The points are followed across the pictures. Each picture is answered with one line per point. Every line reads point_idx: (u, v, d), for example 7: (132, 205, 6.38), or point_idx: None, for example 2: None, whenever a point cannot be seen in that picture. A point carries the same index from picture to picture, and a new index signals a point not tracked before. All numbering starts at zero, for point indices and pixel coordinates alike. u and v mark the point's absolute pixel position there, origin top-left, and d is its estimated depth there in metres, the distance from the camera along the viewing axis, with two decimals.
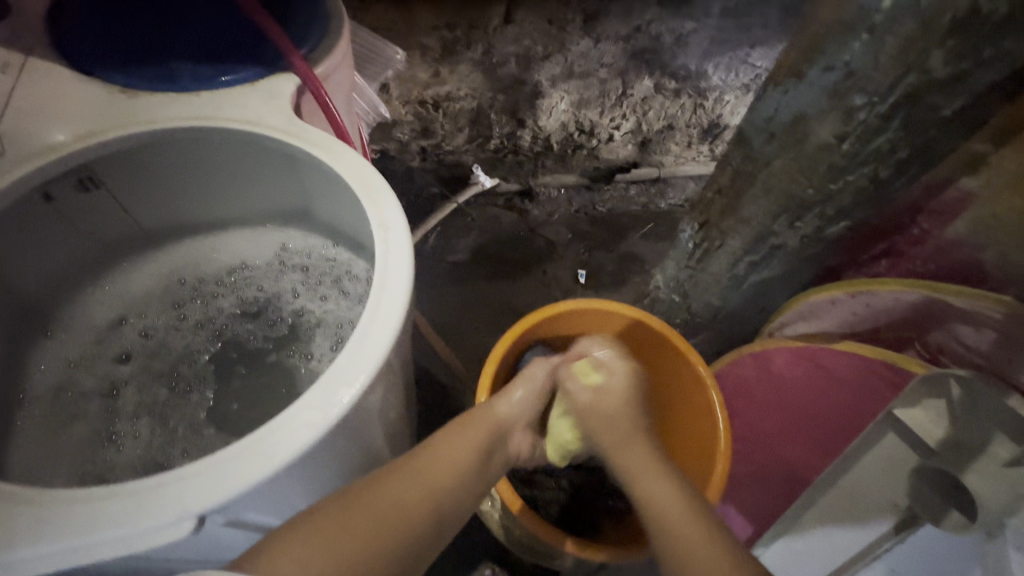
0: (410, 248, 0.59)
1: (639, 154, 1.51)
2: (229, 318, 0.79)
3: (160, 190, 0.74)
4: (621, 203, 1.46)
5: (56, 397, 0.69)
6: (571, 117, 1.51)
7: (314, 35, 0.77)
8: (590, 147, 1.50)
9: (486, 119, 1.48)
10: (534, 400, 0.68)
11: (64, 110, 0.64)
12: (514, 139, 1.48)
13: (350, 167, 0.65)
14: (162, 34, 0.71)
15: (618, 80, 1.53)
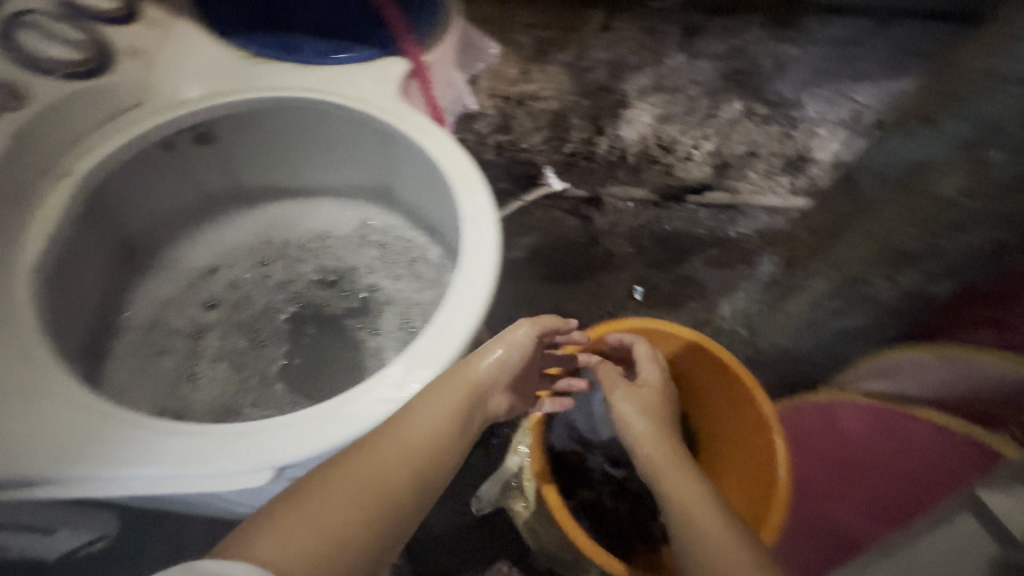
0: (497, 244, 0.59)
1: (715, 177, 1.42)
2: (309, 283, 0.84)
3: (264, 153, 0.78)
4: (688, 226, 1.37)
5: (149, 331, 0.75)
6: (650, 132, 1.46)
7: (427, 24, 0.79)
8: (665, 163, 1.43)
9: (566, 122, 1.46)
10: (514, 359, 0.62)
11: (191, 66, 0.65)
12: (590, 147, 1.44)
13: (448, 157, 0.66)
14: (289, 5, 0.75)
15: (705, 100, 1.49)
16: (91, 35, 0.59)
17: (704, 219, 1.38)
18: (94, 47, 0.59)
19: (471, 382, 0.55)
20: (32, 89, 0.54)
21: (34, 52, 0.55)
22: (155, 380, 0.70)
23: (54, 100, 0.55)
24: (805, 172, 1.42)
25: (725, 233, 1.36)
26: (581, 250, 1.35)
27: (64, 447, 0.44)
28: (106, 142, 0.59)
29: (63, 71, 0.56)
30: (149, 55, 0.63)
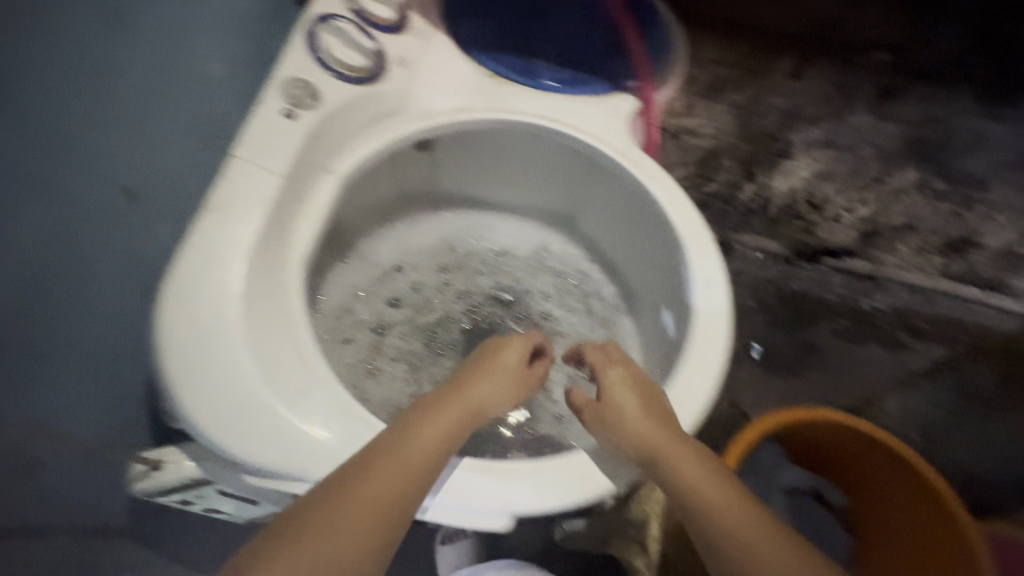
0: (727, 320, 0.58)
1: (862, 245, 1.16)
2: (484, 297, 0.86)
3: (475, 167, 0.79)
4: (819, 287, 1.17)
5: (337, 318, 0.75)
6: (804, 185, 1.15)
7: (660, 59, 0.76)
8: (809, 221, 1.17)
9: (716, 163, 1.16)
10: (505, 385, 0.53)
11: (442, 81, 0.67)
12: (729, 191, 1.18)
13: (680, 212, 0.65)
14: (530, 26, 0.74)
15: (887, 167, 1.11)
16: (376, 44, 0.62)
17: (841, 285, 1.17)
18: (377, 56, 0.62)
19: (470, 409, 0.50)
20: (322, 89, 0.57)
21: (330, 56, 0.58)
22: (342, 370, 0.72)
23: (340, 103, 0.58)
24: (964, 257, 1.12)
25: (861, 307, 1.16)
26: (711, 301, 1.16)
27: (326, 453, 0.45)
28: (364, 146, 0.60)
29: (353, 75, 0.59)
30: (413, 67, 0.65)
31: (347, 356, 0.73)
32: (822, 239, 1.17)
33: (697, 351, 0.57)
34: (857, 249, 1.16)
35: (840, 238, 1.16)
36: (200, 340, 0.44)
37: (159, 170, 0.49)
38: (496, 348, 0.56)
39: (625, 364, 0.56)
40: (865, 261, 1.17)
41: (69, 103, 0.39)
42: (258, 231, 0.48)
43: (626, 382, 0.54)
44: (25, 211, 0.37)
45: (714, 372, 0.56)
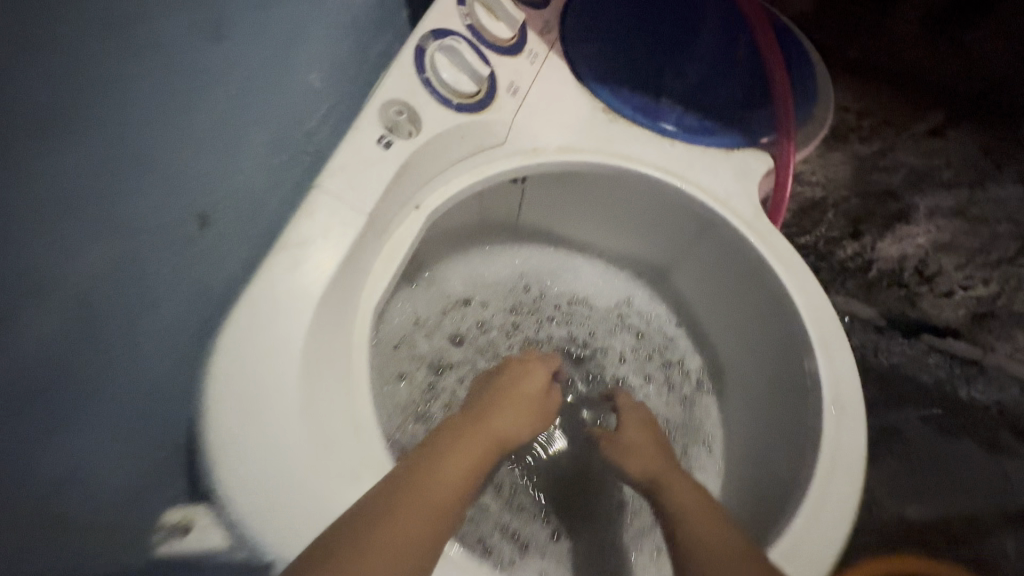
0: (862, 458, 0.48)
1: (972, 327, 0.89)
2: (551, 347, 0.78)
3: (569, 206, 0.71)
4: (914, 368, 0.91)
5: (396, 349, 0.69)
6: (916, 254, 0.89)
7: (808, 111, 0.64)
8: (913, 291, 0.90)
9: (818, 213, 0.92)
10: (527, 411, 0.55)
11: (554, 114, 0.60)
12: (822, 249, 0.92)
13: (811, 307, 0.55)
14: (662, 56, 0.64)
15: (998, 226, 0.87)
16: (488, 67, 0.54)
17: (939, 365, 0.91)
18: (487, 81, 0.54)
19: (489, 432, 0.50)
20: (422, 115, 0.50)
21: (437, 77, 0.52)
22: (393, 411, 0.66)
23: (440, 132, 0.51)
24: None
25: (958, 395, 0.90)
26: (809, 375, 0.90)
27: None
28: (456, 182, 0.55)
29: (458, 102, 0.52)
30: (526, 96, 0.58)
31: (399, 396, 0.67)
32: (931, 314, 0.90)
33: (823, 485, 0.47)
34: (964, 331, 0.89)
35: (947, 318, 0.90)
36: (251, 406, 0.38)
37: (237, 192, 0.44)
38: (513, 374, 0.58)
39: (637, 407, 0.63)
40: (971, 343, 0.89)
41: (146, 123, 0.34)
42: (329, 277, 0.43)
43: (631, 427, 0.59)
44: (86, 246, 0.33)
45: (844, 525, 0.45)
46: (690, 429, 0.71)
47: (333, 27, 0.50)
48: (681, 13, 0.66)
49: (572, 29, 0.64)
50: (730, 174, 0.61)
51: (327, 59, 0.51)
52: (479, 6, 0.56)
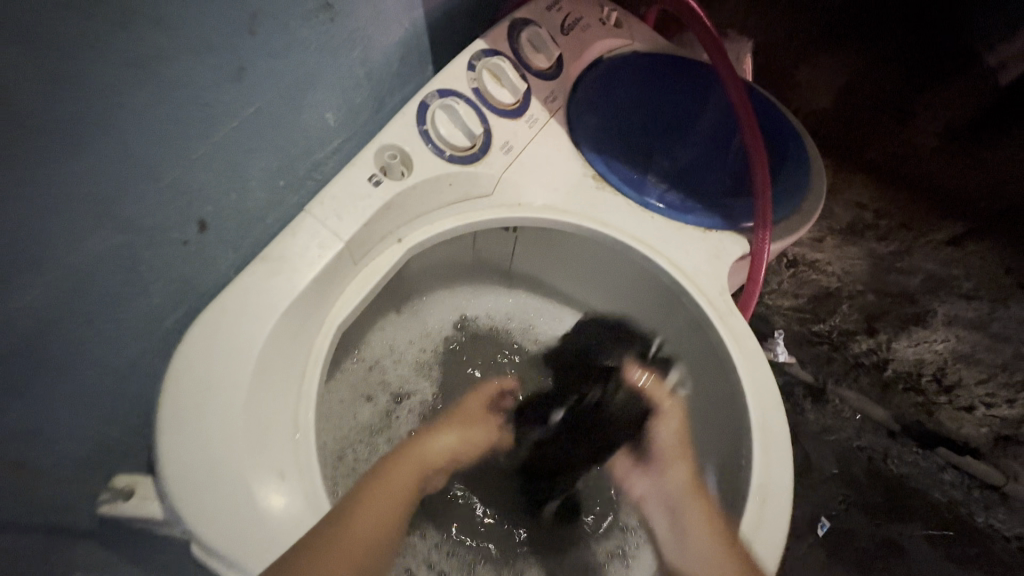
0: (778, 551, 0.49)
1: (960, 440, 0.94)
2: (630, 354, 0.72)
3: (558, 261, 0.74)
4: (926, 483, 0.98)
5: (368, 371, 0.72)
6: (933, 363, 0.92)
7: (791, 203, 0.67)
8: (930, 399, 0.95)
9: (851, 331, 0.99)
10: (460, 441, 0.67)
11: (544, 175, 0.64)
12: (838, 341, 1.01)
13: (757, 386, 0.56)
14: (659, 138, 0.68)
15: (949, 333, 0.89)
16: (483, 127, 0.61)
17: (921, 460, 0.98)
18: (480, 139, 0.60)
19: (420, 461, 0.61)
20: (415, 160, 0.56)
21: (435, 130, 0.58)
22: (350, 431, 0.67)
23: (429, 177, 0.56)
24: (978, 442, 0.92)
25: (974, 520, 0.94)
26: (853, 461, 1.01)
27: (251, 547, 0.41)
28: (440, 223, 0.60)
29: (451, 153, 0.58)
30: (518, 156, 0.63)
31: (359, 417, 0.69)
32: (937, 425, 0.95)
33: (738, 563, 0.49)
34: (985, 451, 0.92)
35: (968, 434, 0.93)
36: (205, 392, 0.43)
37: (236, 207, 0.50)
38: (468, 407, 0.70)
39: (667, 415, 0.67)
40: (995, 467, 0.91)
41: (167, 143, 0.40)
42: (299, 292, 0.47)
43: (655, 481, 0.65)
44: (85, 231, 0.37)
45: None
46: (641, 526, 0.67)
47: (352, 78, 0.56)
48: (685, 101, 0.70)
49: (578, 102, 0.69)
50: (706, 254, 0.64)
51: (343, 102, 0.57)
52: (487, 72, 0.62)
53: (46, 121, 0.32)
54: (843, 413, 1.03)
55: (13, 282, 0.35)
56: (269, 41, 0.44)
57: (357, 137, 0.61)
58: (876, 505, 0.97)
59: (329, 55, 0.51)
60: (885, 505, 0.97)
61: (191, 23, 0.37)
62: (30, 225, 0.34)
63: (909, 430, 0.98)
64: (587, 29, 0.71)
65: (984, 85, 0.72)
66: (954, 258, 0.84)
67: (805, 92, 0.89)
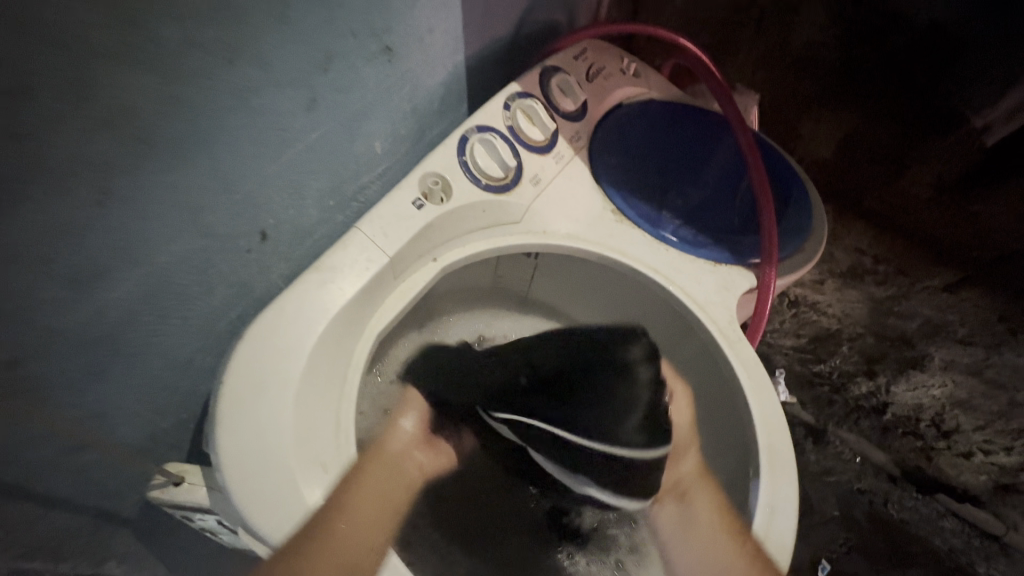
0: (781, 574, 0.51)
1: (957, 484, 0.97)
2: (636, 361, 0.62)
3: (573, 288, 0.79)
4: (926, 528, 0.98)
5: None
6: (932, 407, 0.96)
7: (794, 243, 0.72)
8: (928, 444, 0.98)
9: (851, 372, 1.01)
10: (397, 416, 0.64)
11: (568, 207, 0.70)
12: (838, 382, 1.02)
13: (764, 410, 0.59)
14: (673, 178, 0.74)
15: (948, 376, 0.93)
16: (516, 160, 0.67)
17: (920, 504, 0.99)
18: (513, 171, 0.66)
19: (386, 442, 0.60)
20: (454, 187, 0.62)
21: (473, 161, 0.64)
22: None
23: (466, 203, 0.62)
24: (975, 488, 0.95)
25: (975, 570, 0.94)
26: (855, 504, 1.01)
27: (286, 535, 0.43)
28: (471, 245, 0.64)
29: (486, 183, 0.64)
30: (545, 188, 0.69)
31: None
32: (937, 471, 0.98)
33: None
34: (985, 499, 0.95)
35: (967, 481, 0.96)
36: (258, 387, 0.46)
37: (291, 221, 0.55)
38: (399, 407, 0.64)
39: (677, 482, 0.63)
40: (994, 516, 0.94)
41: (248, 160, 0.45)
42: (347, 299, 0.52)
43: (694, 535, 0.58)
44: (173, 235, 0.42)
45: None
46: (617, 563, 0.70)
47: (400, 111, 0.62)
48: (699, 145, 0.77)
49: (600, 143, 0.75)
50: (716, 287, 0.68)
51: (390, 133, 0.62)
52: (521, 112, 0.68)
53: (162, 138, 0.38)
54: (844, 455, 1.03)
55: (111, 277, 0.39)
56: (338, 78, 0.50)
57: (399, 164, 0.67)
58: (876, 548, 0.97)
59: (384, 91, 0.57)
60: (887, 548, 0.97)
61: (281, 60, 0.43)
62: (132, 228, 0.39)
63: (909, 475, 1.00)
64: (609, 78, 0.78)
65: (973, 143, 0.78)
66: (950, 304, 0.91)
67: (807, 143, 0.96)
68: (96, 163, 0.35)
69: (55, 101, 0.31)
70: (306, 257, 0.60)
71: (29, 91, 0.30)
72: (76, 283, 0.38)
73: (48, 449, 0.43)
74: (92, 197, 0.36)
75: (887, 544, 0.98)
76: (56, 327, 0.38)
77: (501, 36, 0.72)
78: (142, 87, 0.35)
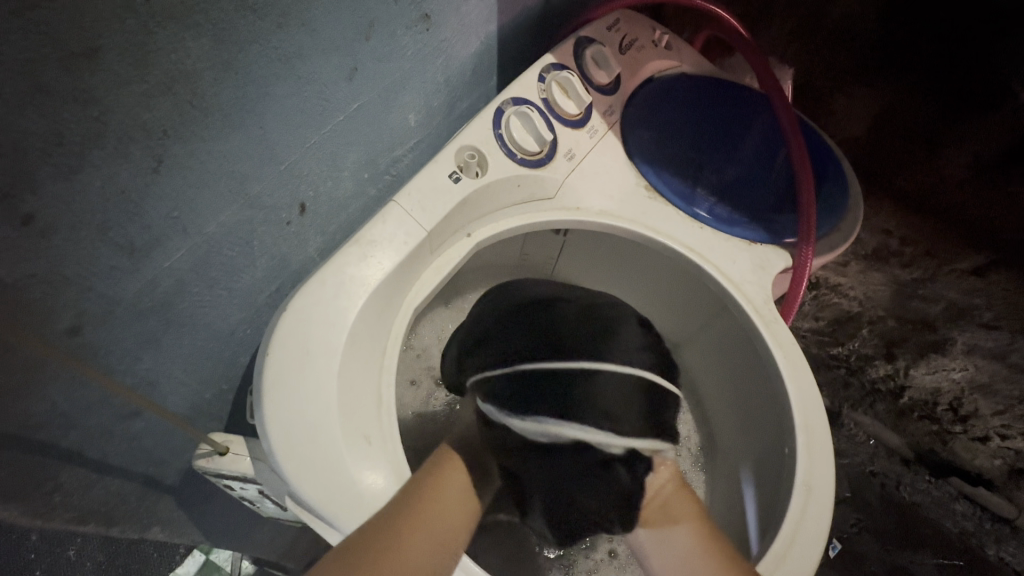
0: (818, 548, 0.52)
1: (973, 466, 0.96)
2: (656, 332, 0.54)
3: (603, 266, 0.78)
4: (938, 512, 0.99)
5: (414, 357, 0.75)
6: (950, 391, 0.94)
7: (832, 221, 0.71)
8: (944, 427, 0.97)
9: (872, 353, 1.01)
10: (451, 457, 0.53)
11: (602, 183, 0.68)
12: (854, 365, 1.04)
13: (801, 388, 0.59)
14: (709, 154, 0.72)
15: (969, 359, 0.90)
16: (551, 134, 0.65)
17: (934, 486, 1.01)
18: (548, 145, 0.65)
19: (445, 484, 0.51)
20: (489, 160, 0.61)
21: (508, 134, 0.62)
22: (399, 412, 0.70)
23: (502, 176, 0.61)
24: (990, 471, 0.95)
25: (986, 553, 0.95)
26: (868, 486, 1.03)
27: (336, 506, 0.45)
28: (506, 221, 0.64)
29: (521, 157, 0.63)
30: (579, 163, 0.67)
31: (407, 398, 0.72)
32: (952, 453, 0.98)
33: (782, 561, 0.51)
34: (998, 483, 0.94)
35: (981, 464, 0.95)
36: (303, 360, 0.47)
37: (330, 193, 0.54)
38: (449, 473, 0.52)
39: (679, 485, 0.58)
40: (1008, 500, 0.93)
41: (292, 130, 0.44)
42: (386, 272, 0.51)
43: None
44: (221, 205, 0.42)
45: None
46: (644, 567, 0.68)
47: (435, 82, 0.60)
48: (734, 120, 0.75)
49: (634, 117, 0.72)
50: (751, 265, 0.67)
51: (424, 105, 0.61)
52: (556, 84, 0.67)
53: (215, 105, 0.37)
54: (857, 437, 1.05)
55: (163, 246, 0.39)
56: (378, 45, 0.48)
57: (430, 136, 0.65)
58: (887, 530, 0.99)
59: (421, 61, 0.56)
60: (898, 529, 0.99)
61: (326, 26, 0.42)
62: (186, 195, 0.39)
63: (924, 457, 1.01)
64: (641, 51, 0.76)
65: (1013, 122, 0.74)
66: (977, 288, 0.86)
67: (842, 120, 0.93)
68: (154, 128, 0.34)
69: (119, 64, 0.31)
70: (340, 231, 0.59)
71: (93, 53, 0.30)
72: (131, 252, 0.38)
73: (102, 416, 0.43)
74: (149, 163, 0.35)
75: (898, 528, 0.99)
76: (113, 296, 0.38)
77: (534, 3, 0.70)
78: (198, 51, 0.34)
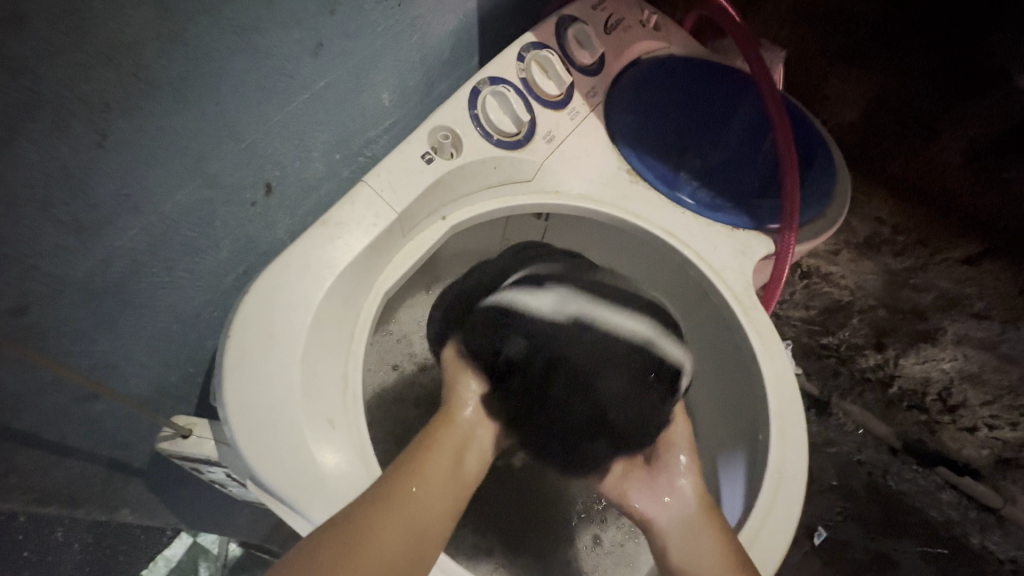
0: (788, 537, 0.52)
1: (960, 455, 0.96)
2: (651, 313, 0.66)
3: (586, 251, 0.77)
4: (924, 501, 0.99)
5: (394, 343, 0.73)
6: (939, 381, 0.93)
7: (817, 208, 0.69)
8: (932, 416, 0.96)
9: (862, 342, 1.00)
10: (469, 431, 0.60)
11: (582, 166, 0.67)
12: (845, 354, 1.03)
13: (778, 376, 0.58)
14: (693, 137, 0.70)
15: (960, 349, 0.89)
16: (530, 116, 0.64)
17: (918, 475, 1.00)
18: (526, 127, 0.63)
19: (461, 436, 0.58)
20: (465, 142, 0.59)
21: (485, 115, 0.61)
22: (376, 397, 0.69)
23: (478, 159, 0.59)
24: (979, 459, 0.94)
25: (969, 541, 0.96)
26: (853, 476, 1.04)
27: (302, 492, 0.44)
28: (482, 206, 0.63)
29: (498, 138, 0.61)
30: (558, 146, 0.66)
31: (386, 383, 0.71)
32: (939, 443, 0.97)
33: (750, 547, 0.51)
34: (985, 472, 0.94)
35: (969, 454, 0.95)
36: (266, 343, 0.46)
37: (299, 175, 0.52)
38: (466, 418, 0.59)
39: None
40: (994, 490, 0.93)
41: (253, 106, 0.43)
42: (354, 255, 0.50)
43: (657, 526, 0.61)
44: (177, 184, 0.41)
45: (773, 562, 0.51)
46: (620, 550, 0.68)
47: (410, 61, 0.58)
48: (721, 103, 0.73)
49: (617, 100, 0.71)
50: (733, 252, 0.66)
51: (398, 85, 0.59)
52: (535, 64, 0.65)
53: (164, 79, 0.36)
54: (846, 427, 1.06)
55: (115, 225, 0.38)
56: (345, 20, 0.47)
57: (408, 117, 0.64)
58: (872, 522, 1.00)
59: (392, 39, 0.54)
60: (882, 520, 1.00)
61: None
62: (137, 173, 0.38)
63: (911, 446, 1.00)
64: (628, 31, 0.73)
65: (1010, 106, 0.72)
66: (968, 278, 0.83)
67: (834, 105, 0.89)
68: (95, 102, 0.33)
69: (48, 31, 0.30)
70: (312, 214, 0.57)
71: (19, 18, 0.28)
72: (79, 231, 0.37)
73: (59, 397, 0.43)
74: (92, 139, 0.34)
75: (881, 519, 1.00)
76: (61, 275, 0.37)
77: None
78: (141, 21, 0.33)
